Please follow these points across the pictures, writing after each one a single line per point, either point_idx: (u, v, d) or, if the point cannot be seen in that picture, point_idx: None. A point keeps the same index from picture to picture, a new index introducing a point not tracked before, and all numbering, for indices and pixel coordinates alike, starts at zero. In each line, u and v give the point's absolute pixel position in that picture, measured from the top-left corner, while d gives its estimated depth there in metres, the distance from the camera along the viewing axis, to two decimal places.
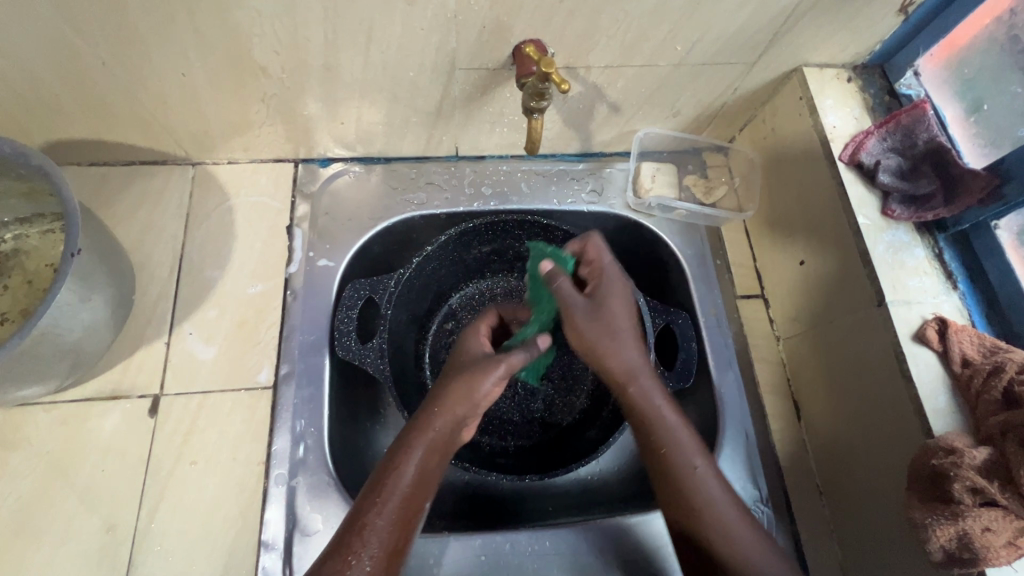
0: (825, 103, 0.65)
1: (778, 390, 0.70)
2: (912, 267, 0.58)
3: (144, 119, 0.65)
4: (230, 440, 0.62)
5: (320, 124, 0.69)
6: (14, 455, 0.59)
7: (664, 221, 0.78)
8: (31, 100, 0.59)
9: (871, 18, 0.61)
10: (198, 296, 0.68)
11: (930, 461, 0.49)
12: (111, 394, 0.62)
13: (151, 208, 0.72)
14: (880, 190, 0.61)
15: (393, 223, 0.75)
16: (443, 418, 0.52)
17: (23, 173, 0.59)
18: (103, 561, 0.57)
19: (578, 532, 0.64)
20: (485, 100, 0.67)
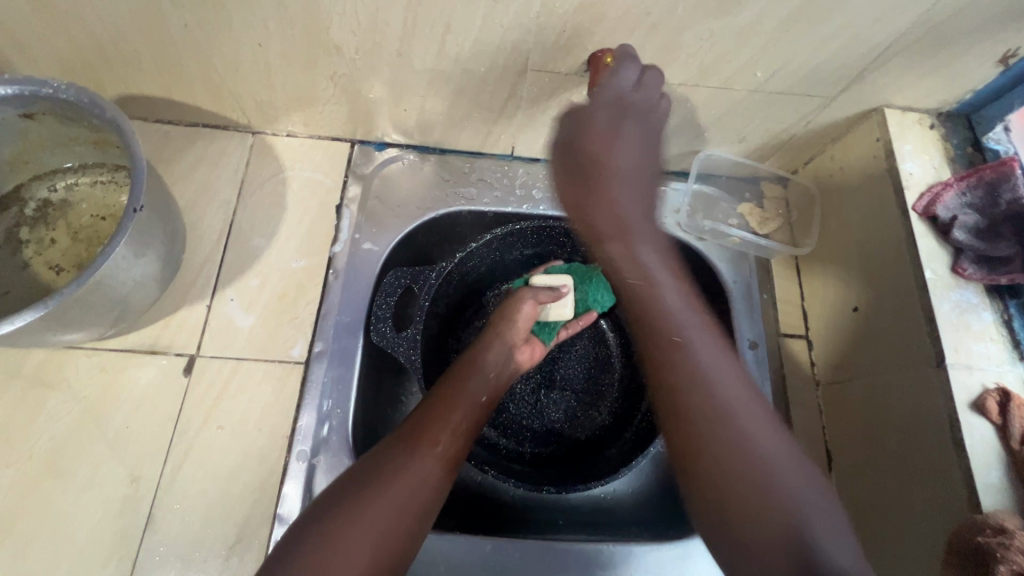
0: (903, 148, 0.63)
1: (811, 434, 0.68)
2: (977, 332, 0.55)
3: (214, 83, 0.66)
4: (258, 409, 0.63)
5: (383, 108, 0.69)
6: (52, 395, 0.61)
7: (716, 247, 0.75)
8: (111, 52, 0.61)
9: (966, 66, 0.58)
10: (243, 263, 0.69)
11: (975, 539, 0.47)
12: (150, 349, 0.64)
13: (208, 170, 0.73)
14: (952, 246, 0.58)
15: (440, 215, 0.75)
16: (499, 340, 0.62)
17: (95, 123, 0.60)
18: (123, 510, 0.58)
19: (590, 550, 0.63)
20: (550, 104, 0.66)
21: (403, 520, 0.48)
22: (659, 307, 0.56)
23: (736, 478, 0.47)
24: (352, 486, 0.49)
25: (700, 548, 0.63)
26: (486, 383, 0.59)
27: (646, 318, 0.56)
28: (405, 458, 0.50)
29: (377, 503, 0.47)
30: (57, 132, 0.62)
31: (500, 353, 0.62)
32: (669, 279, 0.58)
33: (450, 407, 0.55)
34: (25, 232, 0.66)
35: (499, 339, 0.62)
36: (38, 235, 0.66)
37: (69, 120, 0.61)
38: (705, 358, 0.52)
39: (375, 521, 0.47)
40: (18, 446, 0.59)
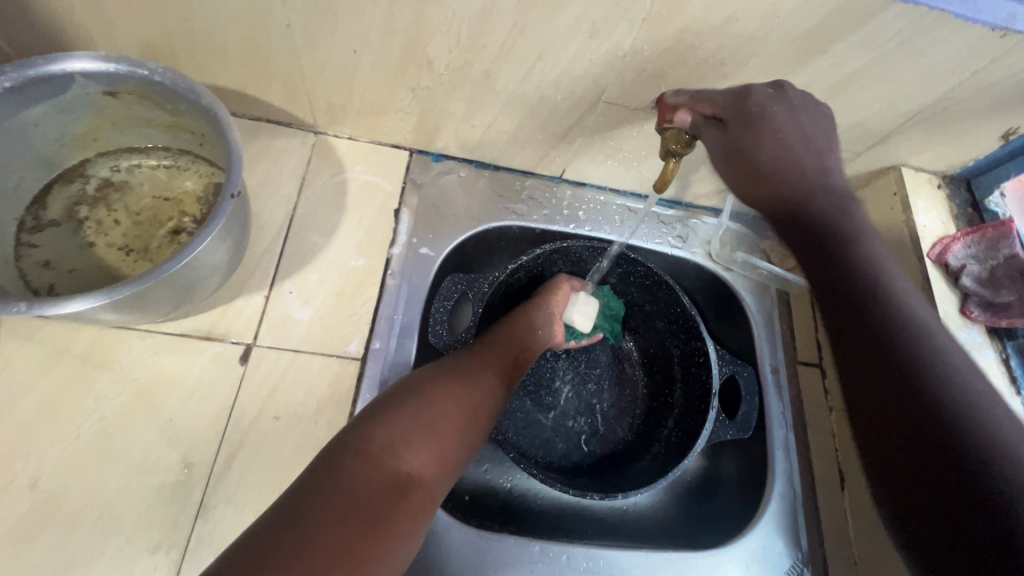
0: (918, 204, 0.71)
1: (826, 455, 0.74)
2: (982, 367, 0.63)
3: (294, 82, 0.68)
4: (314, 402, 0.63)
5: (451, 122, 0.73)
6: (104, 375, 0.59)
7: (741, 276, 0.82)
8: (202, 42, 0.62)
9: (975, 137, 0.67)
10: (303, 258, 0.70)
11: None
12: (206, 335, 0.63)
13: (270, 165, 0.74)
14: (960, 291, 0.66)
15: (491, 228, 0.79)
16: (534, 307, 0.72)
17: (181, 108, 0.61)
18: (174, 497, 0.56)
19: (632, 556, 0.65)
20: (611, 134, 0.72)
21: (453, 428, 0.52)
22: (886, 279, 0.52)
23: (902, 417, 0.46)
24: (413, 388, 0.53)
25: (730, 556, 0.67)
26: (531, 335, 0.69)
27: (881, 280, 0.52)
28: (459, 378, 0.56)
29: (435, 403, 0.52)
30: (135, 112, 0.62)
31: (541, 317, 0.72)
32: (880, 241, 0.54)
33: (500, 348, 0.63)
34: (84, 211, 0.64)
35: (539, 308, 0.72)
36: (97, 215, 0.64)
37: (152, 102, 0.61)
38: (922, 321, 0.49)
39: (432, 413, 0.51)
40: (66, 425, 0.57)
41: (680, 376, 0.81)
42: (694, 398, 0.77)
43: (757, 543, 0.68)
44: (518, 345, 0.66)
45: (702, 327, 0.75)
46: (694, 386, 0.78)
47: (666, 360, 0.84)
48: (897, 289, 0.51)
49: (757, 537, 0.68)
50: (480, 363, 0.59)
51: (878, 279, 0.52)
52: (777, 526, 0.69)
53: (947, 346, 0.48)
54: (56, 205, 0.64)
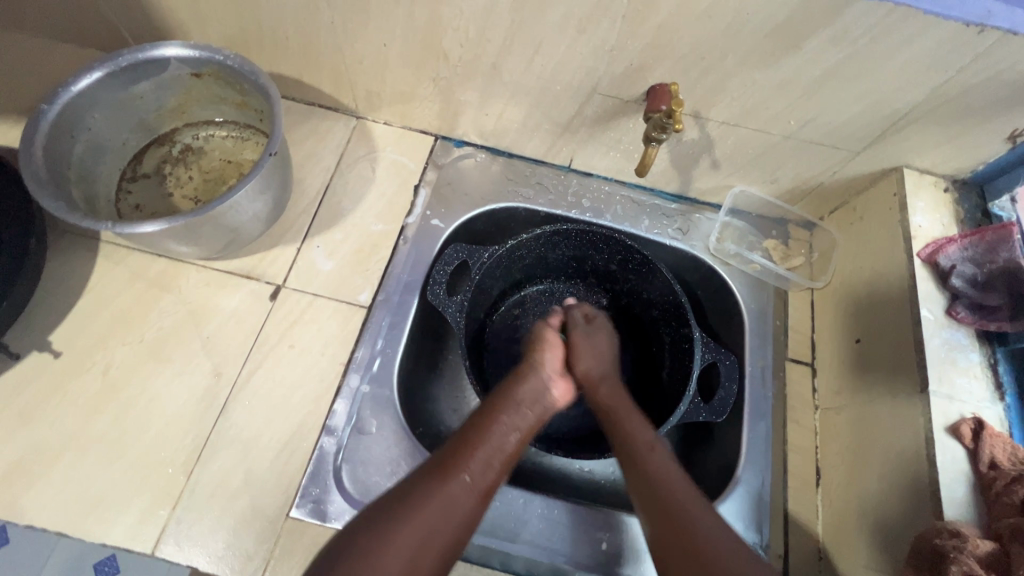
0: (917, 204, 0.70)
1: (802, 450, 0.74)
2: (962, 368, 0.61)
3: (338, 71, 0.81)
4: (324, 338, 0.74)
5: (468, 110, 0.82)
6: (166, 296, 0.74)
7: (738, 271, 0.84)
8: (268, 37, 0.76)
9: (979, 139, 0.66)
10: (332, 219, 0.82)
11: (934, 540, 0.52)
12: (246, 274, 0.77)
13: (316, 141, 0.87)
14: (950, 292, 0.65)
15: (499, 208, 0.87)
16: (536, 374, 0.67)
17: (246, 89, 0.75)
18: (205, 397, 0.69)
19: (588, 511, 0.69)
20: (610, 125, 0.78)
21: (454, 517, 0.51)
22: (663, 477, 0.55)
23: (650, 493, 0.55)
24: (410, 483, 0.53)
25: None
26: (533, 409, 0.64)
27: (640, 464, 0.57)
28: (457, 466, 0.54)
29: (440, 497, 0.51)
30: (213, 91, 0.78)
31: (540, 383, 0.66)
32: (633, 413, 0.64)
33: (501, 426, 0.60)
34: (168, 168, 0.81)
35: (536, 371, 0.68)
36: (177, 172, 0.80)
37: (226, 83, 0.76)
38: (677, 487, 0.54)
39: (420, 534, 0.48)
40: (134, 329, 0.72)
41: (668, 361, 0.84)
42: (676, 382, 0.80)
43: (716, 523, 0.69)
44: (525, 415, 0.62)
45: (690, 314, 0.78)
46: (678, 370, 0.81)
47: (656, 346, 0.87)
48: (657, 462, 0.57)
49: (717, 517, 0.70)
50: (481, 435, 0.58)
51: (650, 482, 0.55)
52: (739, 509, 0.70)
53: (647, 430, 0.62)
54: (149, 162, 0.81)
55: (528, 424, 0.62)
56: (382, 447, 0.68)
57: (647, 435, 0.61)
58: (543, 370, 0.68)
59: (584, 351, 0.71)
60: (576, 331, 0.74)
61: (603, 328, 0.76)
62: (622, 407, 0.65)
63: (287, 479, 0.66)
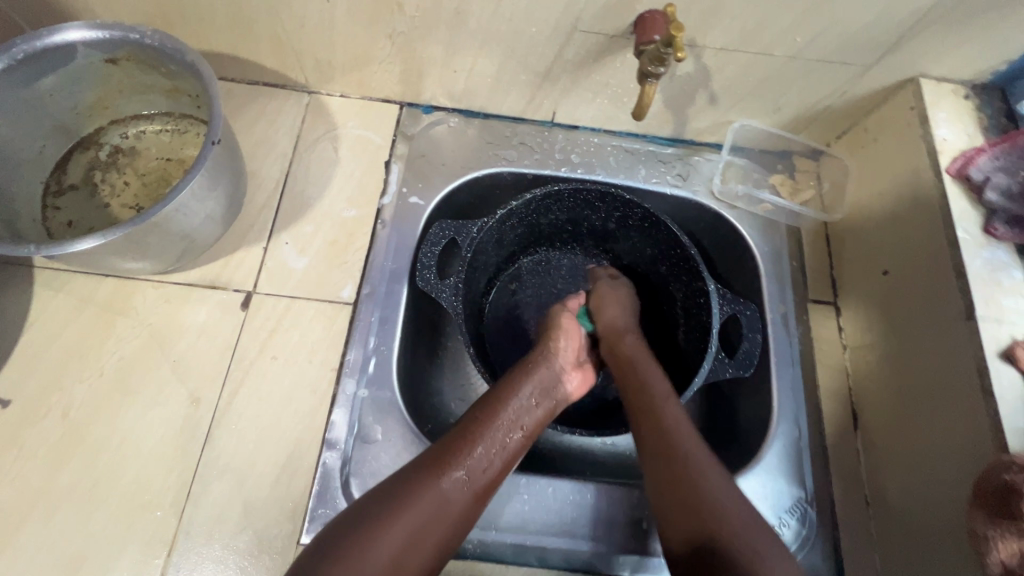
0: (938, 116, 0.64)
1: (836, 394, 0.70)
2: (1007, 288, 0.56)
3: (279, 40, 0.70)
4: (309, 343, 0.66)
5: (434, 68, 0.73)
6: (122, 321, 0.65)
7: (746, 212, 0.78)
8: (189, 7, 0.65)
9: (1003, 34, 0.60)
10: (298, 211, 0.73)
11: (1002, 476, 0.48)
12: (211, 284, 0.68)
13: (267, 125, 0.77)
14: (985, 207, 0.60)
15: (481, 176, 0.78)
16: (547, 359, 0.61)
17: (173, 70, 0.65)
18: (185, 428, 0.61)
19: (621, 491, 0.64)
20: (595, 67, 0.69)
21: (445, 521, 0.47)
22: (675, 432, 0.53)
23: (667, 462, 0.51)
24: (403, 478, 0.49)
25: None
26: (538, 405, 0.57)
27: (671, 455, 0.52)
28: (450, 464, 0.50)
29: (426, 501, 0.47)
30: (136, 79, 0.67)
31: (550, 374, 0.60)
32: (654, 365, 0.60)
33: (501, 420, 0.54)
34: (99, 175, 0.70)
35: (548, 360, 0.61)
36: (110, 178, 0.70)
37: (148, 67, 0.65)
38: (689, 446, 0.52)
39: (411, 530, 0.45)
40: (91, 363, 0.63)
41: (683, 318, 0.79)
42: (695, 340, 0.75)
43: (757, 483, 0.65)
44: (532, 408, 0.56)
45: (703, 267, 0.71)
46: (696, 327, 0.75)
47: (669, 305, 0.81)
48: (670, 408, 0.56)
49: (757, 476, 0.65)
50: (482, 432, 0.52)
51: (660, 433, 0.54)
52: (779, 465, 0.66)
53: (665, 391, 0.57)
54: (75, 171, 0.70)
55: (534, 420, 0.56)
56: (391, 454, 0.62)
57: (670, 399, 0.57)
58: (552, 359, 0.61)
59: (609, 299, 0.68)
60: (601, 284, 0.70)
61: (627, 288, 0.71)
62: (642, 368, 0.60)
63: (292, 504, 0.60)
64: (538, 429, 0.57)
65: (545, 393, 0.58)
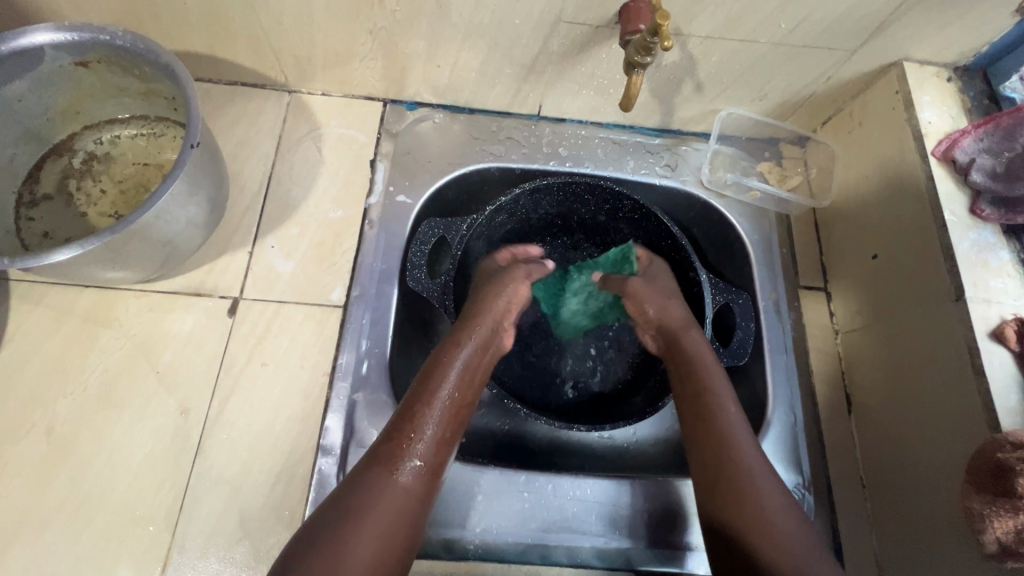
0: (922, 99, 0.65)
1: (829, 379, 0.70)
2: (994, 268, 0.57)
3: (256, 39, 0.68)
4: (300, 348, 0.65)
5: (417, 64, 0.72)
6: (105, 332, 0.63)
7: (736, 201, 0.78)
8: (160, 6, 0.63)
9: (985, 16, 0.60)
10: (283, 213, 0.71)
11: (995, 454, 0.49)
12: (195, 291, 0.66)
13: (247, 126, 0.75)
14: (971, 189, 0.60)
15: (469, 172, 0.77)
16: (483, 322, 0.61)
17: (146, 71, 0.62)
18: (175, 439, 0.60)
19: (620, 484, 0.64)
20: (580, 59, 0.68)
21: (409, 508, 0.48)
22: (737, 454, 0.53)
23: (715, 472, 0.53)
24: (354, 480, 0.48)
25: None
26: (471, 366, 0.58)
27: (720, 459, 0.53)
28: (398, 453, 0.50)
29: (386, 495, 0.47)
30: (109, 82, 0.65)
31: (483, 333, 0.60)
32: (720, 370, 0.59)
33: (440, 394, 0.54)
34: (74, 183, 0.68)
35: (482, 322, 0.61)
36: (86, 186, 0.68)
37: (122, 69, 0.63)
38: (746, 453, 0.53)
39: (380, 526, 0.46)
40: (74, 378, 0.61)
41: None
42: None
43: None
44: (468, 371, 0.57)
45: (694, 256, 0.71)
46: None
47: None
48: (728, 413, 0.56)
49: None
50: (422, 409, 0.53)
51: (721, 468, 0.53)
52: (775, 451, 0.66)
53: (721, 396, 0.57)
54: (48, 180, 0.67)
55: (472, 385, 0.57)
56: None
57: (726, 402, 0.56)
58: (486, 324, 0.61)
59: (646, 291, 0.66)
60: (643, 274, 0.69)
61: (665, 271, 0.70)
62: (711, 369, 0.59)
63: (288, 512, 0.59)
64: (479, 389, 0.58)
65: (480, 351, 0.59)
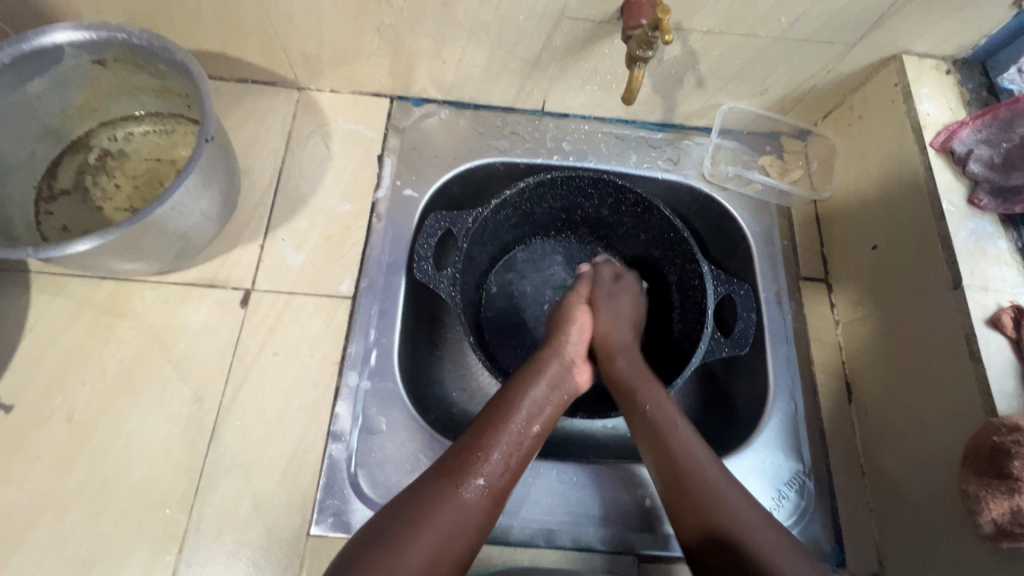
0: (921, 91, 0.66)
1: (830, 369, 0.71)
2: (992, 257, 0.58)
3: (267, 37, 0.70)
4: (310, 338, 0.67)
5: (423, 61, 0.73)
6: (122, 323, 0.65)
7: (737, 194, 0.79)
8: (175, 6, 0.65)
9: (983, 8, 0.61)
10: (293, 207, 0.73)
11: (991, 438, 0.49)
12: (208, 283, 0.68)
13: (257, 123, 0.77)
14: (969, 179, 0.61)
15: (474, 166, 0.79)
16: (558, 357, 0.62)
17: (162, 70, 0.64)
18: (190, 425, 0.62)
19: (623, 471, 0.66)
20: (583, 54, 0.70)
21: (468, 524, 0.48)
22: (691, 464, 0.53)
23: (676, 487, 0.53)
24: (417, 490, 0.49)
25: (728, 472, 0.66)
26: (547, 397, 0.58)
27: (676, 470, 0.53)
28: (467, 471, 0.50)
29: (445, 508, 0.47)
30: (125, 80, 0.67)
31: (559, 369, 0.61)
32: (655, 386, 0.60)
33: (513, 422, 0.54)
34: (91, 179, 0.70)
35: (558, 354, 0.62)
36: (103, 181, 0.70)
37: (138, 67, 0.65)
38: (701, 462, 0.53)
39: (435, 541, 0.45)
40: (93, 366, 0.63)
41: (678, 301, 0.80)
42: (691, 321, 0.76)
43: (756, 457, 0.67)
44: (544, 405, 0.57)
45: (696, 248, 0.72)
46: (691, 308, 0.76)
47: (664, 288, 0.82)
48: (680, 430, 0.56)
49: (755, 452, 0.67)
50: (494, 435, 0.53)
51: (678, 482, 0.53)
52: (776, 439, 0.68)
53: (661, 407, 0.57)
54: (66, 175, 0.69)
55: (546, 415, 0.57)
56: (396, 444, 0.63)
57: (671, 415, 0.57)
58: (557, 364, 0.61)
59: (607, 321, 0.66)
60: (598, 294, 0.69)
61: (630, 288, 0.71)
62: (647, 384, 0.60)
63: (300, 496, 0.60)
64: (551, 423, 0.57)
65: (556, 385, 0.59)
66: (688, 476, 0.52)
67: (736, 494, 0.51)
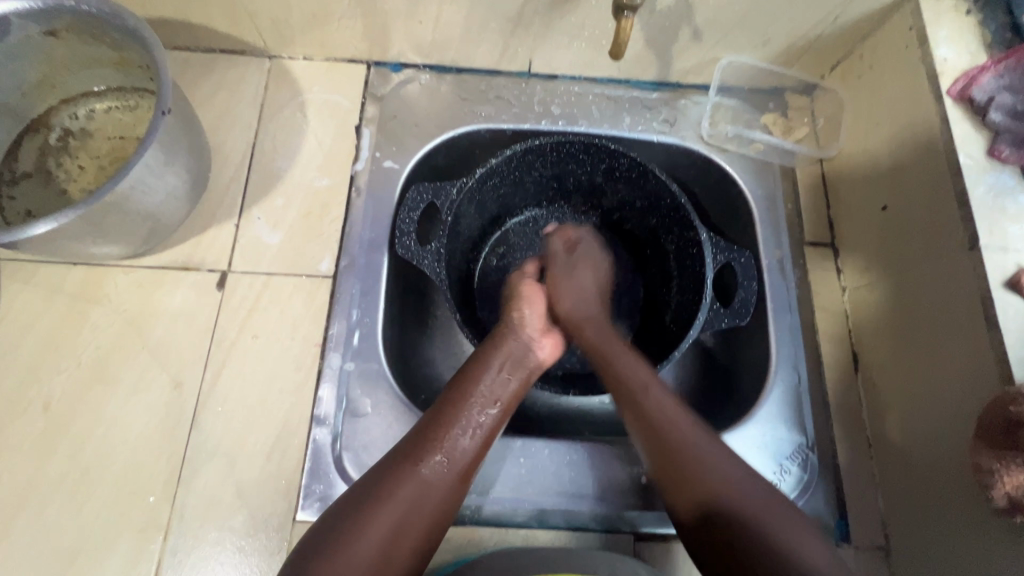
0: (938, 34, 0.59)
1: (835, 338, 0.68)
2: (1013, 214, 0.52)
3: (230, 1, 0.65)
4: (290, 320, 0.64)
5: (398, 21, 0.68)
6: (95, 309, 0.63)
7: (738, 155, 0.75)
8: None
9: None
10: (268, 183, 0.70)
11: (1006, 409, 0.46)
12: (183, 266, 0.65)
13: (228, 95, 0.73)
14: (990, 130, 0.56)
15: (458, 134, 0.74)
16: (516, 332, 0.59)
17: (117, 39, 0.60)
18: (169, 412, 0.60)
19: (618, 448, 0.63)
20: (568, 8, 0.65)
21: (425, 508, 0.46)
22: (670, 429, 0.51)
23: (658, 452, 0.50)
24: (374, 477, 0.47)
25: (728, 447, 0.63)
26: (507, 375, 0.55)
27: (658, 434, 0.51)
28: (420, 454, 0.48)
29: (399, 493, 0.45)
30: (80, 52, 0.63)
31: (520, 344, 0.58)
32: (628, 352, 0.57)
33: (469, 402, 0.51)
34: (53, 160, 0.67)
35: (517, 330, 0.59)
36: (66, 162, 0.67)
37: (92, 38, 0.61)
38: (681, 425, 0.51)
39: (390, 526, 0.44)
40: (68, 355, 0.61)
41: (676, 272, 0.76)
42: (689, 291, 0.72)
43: (757, 432, 0.64)
44: (506, 381, 0.54)
45: (694, 214, 0.68)
46: (689, 278, 0.72)
47: (662, 257, 0.78)
48: (657, 395, 0.53)
49: (756, 426, 0.64)
50: (452, 415, 0.50)
51: (658, 449, 0.50)
52: (778, 412, 0.65)
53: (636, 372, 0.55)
54: (27, 157, 0.66)
55: (506, 394, 0.54)
56: (382, 427, 0.61)
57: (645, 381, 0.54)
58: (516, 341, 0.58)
59: (566, 290, 0.64)
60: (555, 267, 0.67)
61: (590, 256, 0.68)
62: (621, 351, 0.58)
63: (284, 481, 0.59)
64: (515, 400, 0.55)
65: (516, 363, 0.56)
66: (667, 441, 0.50)
67: (721, 458, 0.49)
